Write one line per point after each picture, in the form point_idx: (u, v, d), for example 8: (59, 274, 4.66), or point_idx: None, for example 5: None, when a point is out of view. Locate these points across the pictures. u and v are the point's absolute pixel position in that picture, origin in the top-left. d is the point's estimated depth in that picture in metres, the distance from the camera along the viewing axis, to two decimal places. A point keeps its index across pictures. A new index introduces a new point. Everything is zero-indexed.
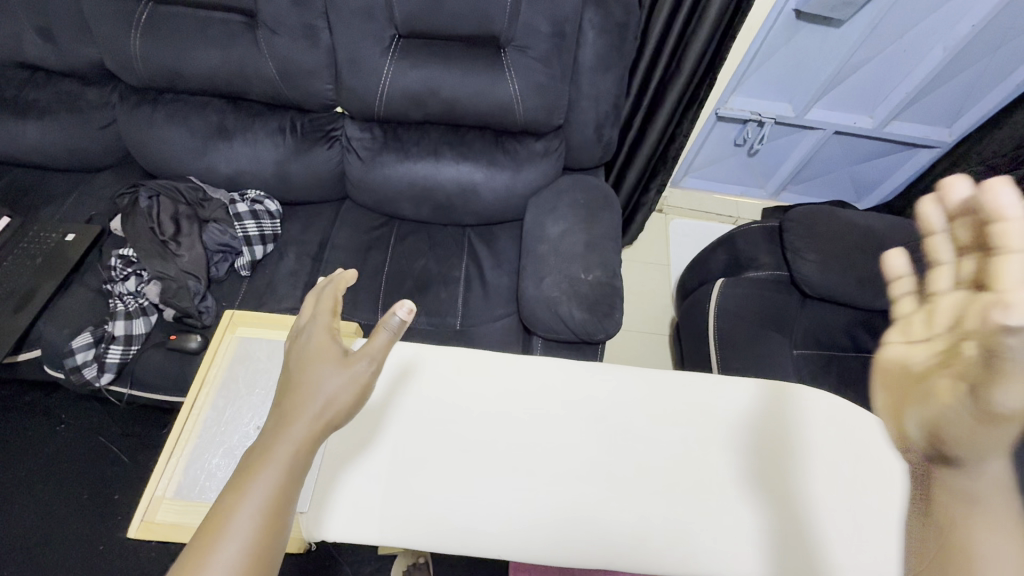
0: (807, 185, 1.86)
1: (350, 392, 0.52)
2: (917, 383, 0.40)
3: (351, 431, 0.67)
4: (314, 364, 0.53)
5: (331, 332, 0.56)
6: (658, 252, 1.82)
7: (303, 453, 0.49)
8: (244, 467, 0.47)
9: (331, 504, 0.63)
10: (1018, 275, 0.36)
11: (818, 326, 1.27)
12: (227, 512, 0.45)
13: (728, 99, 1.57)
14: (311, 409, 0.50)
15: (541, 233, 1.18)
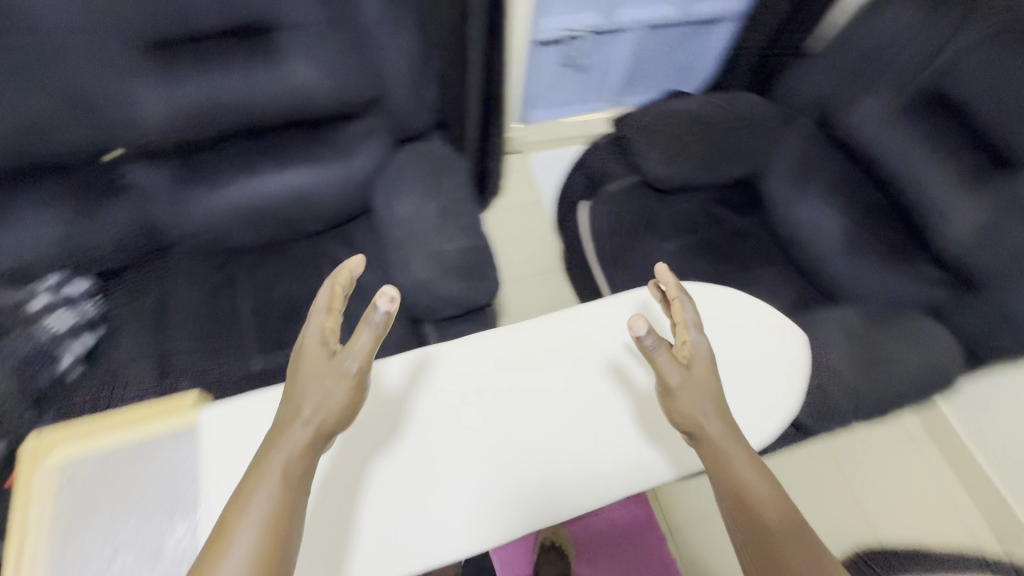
0: (641, 84, 1.92)
1: (340, 394, 0.58)
2: (670, 397, 0.64)
3: (368, 426, 0.75)
4: (309, 368, 0.58)
5: (323, 334, 0.60)
6: (528, 192, 1.82)
7: (299, 460, 0.56)
8: (237, 495, 0.53)
9: (335, 539, 0.69)
10: (685, 315, 0.68)
11: (682, 215, 1.33)
12: (230, 532, 0.51)
13: (539, 23, 1.54)
14: (306, 419, 0.57)
15: (392, 214, 1.10)
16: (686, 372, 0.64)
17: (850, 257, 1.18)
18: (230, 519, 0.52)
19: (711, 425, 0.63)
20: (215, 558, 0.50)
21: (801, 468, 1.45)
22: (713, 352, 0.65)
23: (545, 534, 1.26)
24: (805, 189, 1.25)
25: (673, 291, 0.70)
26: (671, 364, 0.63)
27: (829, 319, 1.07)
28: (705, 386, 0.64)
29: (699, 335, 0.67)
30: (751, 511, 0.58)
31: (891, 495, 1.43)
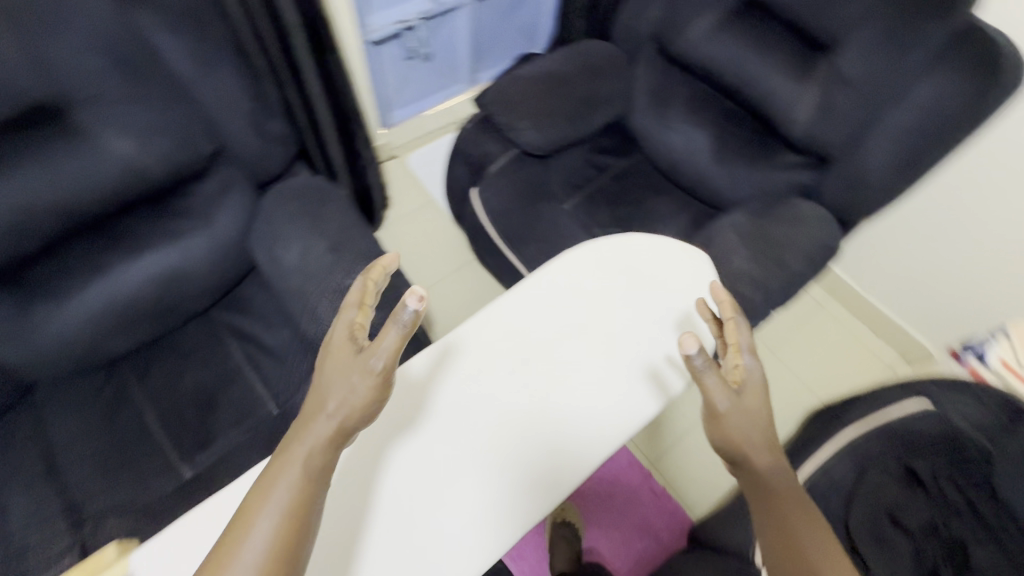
0: (491, 56, 1.90)
1: (369, 388, 0.66)
2: (720, 424, 0.72)
3: (392, 418, 0.79)
4: (337, 360, 0.67)
5: (352, 329, 0.69)
6: (416, 194, 1.76)
7: (321, 455, 0.65)
8: (263, 480, 0.63)
9: (354, 525, 0.72)
10: (742, 345, 0.76)
11: (568, 172, 1.35)
12: (256, 511, 0.60)
13: (367, 22, 1.47)
14: (328, 412, 0.66)
15: (279, 266, 1.02)
16: (734, 398, 0.72)
17: (724, 166, 1.25)
18: (258, 498, 0.61)
19: (755, 450, 0.71)
20: (244, 530, 0.59)
21: None
22: (763, 381, 0.73)
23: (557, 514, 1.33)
24: (667, 117, 1.31)
25: (729, 318, 0.78)
26: (722, 387, 0.72)
27: (724, 228, 1.15)
28: (752, 412, 0.73)
29: (751, 361, 0.75)
30: (787, 531, 0.68)
31: (818, 358, 1.60)
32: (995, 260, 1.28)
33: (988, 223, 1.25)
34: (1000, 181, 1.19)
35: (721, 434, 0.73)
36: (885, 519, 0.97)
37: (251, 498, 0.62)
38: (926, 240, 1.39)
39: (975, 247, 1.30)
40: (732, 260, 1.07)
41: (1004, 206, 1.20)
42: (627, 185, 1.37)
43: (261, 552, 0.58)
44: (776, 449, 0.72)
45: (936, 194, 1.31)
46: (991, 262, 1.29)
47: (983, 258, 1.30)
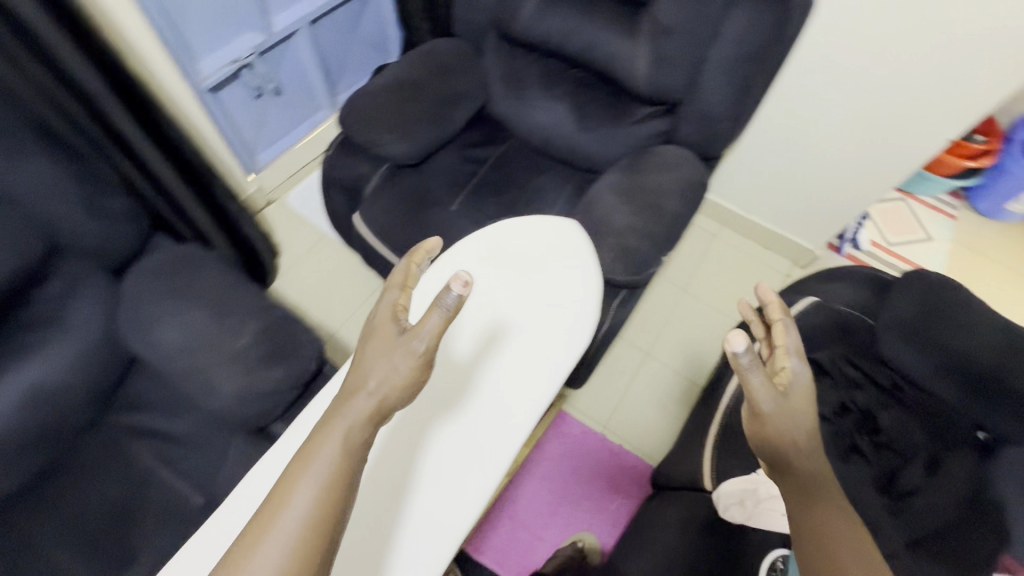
0: (346, 76, 1.85)
1: (408, 367, 0.70)
2: (767, 423, 0.71)
3: (436, 399, 0.89)
4: (381, 339, 0.72)
5: (395, 310, 0.74)
6: (304, 231, 1.69)
7: (359, 429, 0.69)
8: (301, 457, 0.66)
9: (390, 497, 0.83)
10: (789, 348, 0.74)
11: (447, 173, 1.35)
12: (292, 487, 0.64)
13: (197, 68, 1.38)
14: (366, 386, 0.70)
15: (157, 348, 0.93)
16: (781, 398, 0.70)
17: (589, 132, 1.30)
18: (296, 471, 0.65)
19: (799, 452, 0.71)
20: (281, 501, 0.63)
21: (660, 309, 1.67)
22: (811, 383, 0.72)
23: (574, 535, 1.32)
24: (525, 98, 1.34)
25: (776, 316, 0.75)
26: (769, 389, 0.69)
27: (603, 189, 1.20)
28: (799, 413, 0.71)
29: (800, 363, 0.73)
30: (825, 536, 0.67)
31: (722, 282, 1.73)
32: (838, 158, 1.43)
33: (823, 128, 1.39)
34: (822, 89, 1.32)
35: (767, 433, 0.72)
36: None
37: (289, 469, 0.66)
38: (780, 154, 1.52)
39: (820, 152, 1.45)
40: (616, 217, 1.11)
41: (832, 110, 1.34)
42: (507, 170, 1.39)
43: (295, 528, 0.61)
44: (813, 449, 0.72)
45: (777, 112, 1.44)
46: (835, 161, 1.44)
47: (828, 159, 1.45)
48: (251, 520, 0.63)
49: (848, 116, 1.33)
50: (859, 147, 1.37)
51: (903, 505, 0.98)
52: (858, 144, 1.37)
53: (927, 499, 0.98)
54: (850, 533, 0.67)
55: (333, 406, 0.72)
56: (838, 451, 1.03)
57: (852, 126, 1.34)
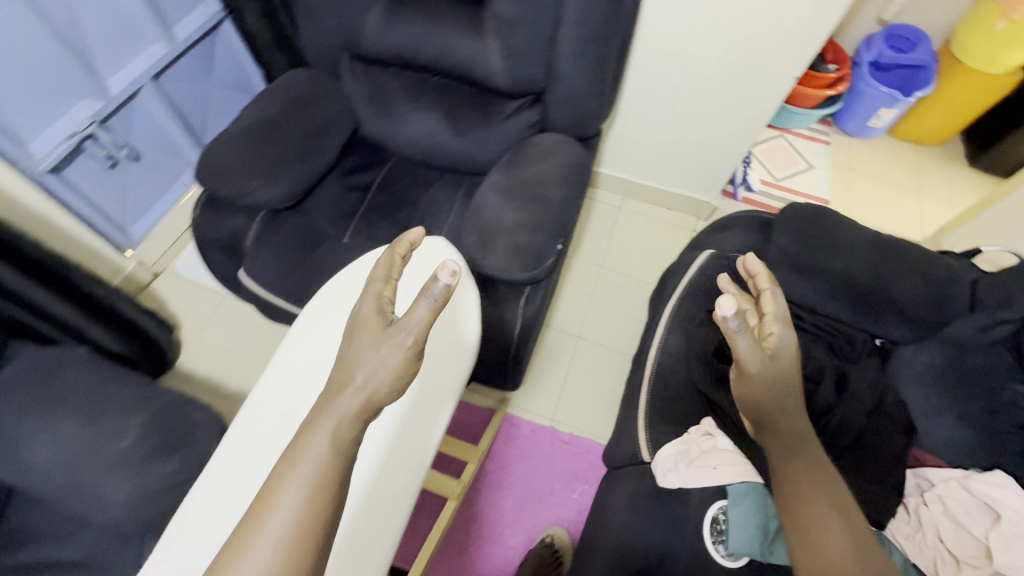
0: (212, 125, 1.74)
1: (396, 359, 0.68)
2: (753, 384, 0.72)
3: (440, 374, 0.98)
4: (367, 333, 0.70)
5: (379, 303, 0.73)
6: (200, 297, 1.58)
7: (352, 424, 0.67)
8: (299, 441, 0.66)
9: (391, 471, 0.91)
10: (779, 315, 0.74)
11: (331, 207, 1.30)
12: (294, 466, 0.65)
13: (29, 150, 1.25)
14: (354, 381, 0.68)
15: (34, 475, 0.86)
16: (767, 360, 0.71)
17: (464, 136, 1.28)
18: (297, 453, 0.65)
19: (781, 422, 0.75)
20: (284, 481, 0.64)
21: (583, 291, 1.69)
22: (795, 347, 0.72)
23: (545, 531, 1.33)
24: (393, 115, 1.31)
25: (762, 280, 0.76)
26: (760, 358, 0.70)
27: (488, 190, 1.18)
28: (784, 377, 0.73)
29: (786, 330, 0.73)
30: (814, 522, 0.69)
31: (635, 251, 1.78)
32: (707, 112, 1.49)
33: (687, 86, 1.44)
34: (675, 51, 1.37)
35: (753, 399, 0.74)
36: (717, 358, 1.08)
37: (290, 450, 0.66)
38: (656, 118, 1.57)
39: (690, 109, 1.50)
40: (504, 217, 1.10)
41: (690, 69, 1.40)
42: (394, 190, 1.35)
43: (297, 512, 0.62)
44: (796, 409, 0.75)
45: (642, 80, 1.48)
46: (706, 115, 1.50)
47: (700, 114, 1.51)
48: (249, 508, 0.63)
49: (705, 71, 1.38)
50: (722, 98, 1.44)
51: (824, 428, 0.98)
52: (721, 96, 1.43)
53: (843, 416, 0.98)
54: (836, 518, 0.69)
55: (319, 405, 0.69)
56: None
57: (711, 80, 1.40)
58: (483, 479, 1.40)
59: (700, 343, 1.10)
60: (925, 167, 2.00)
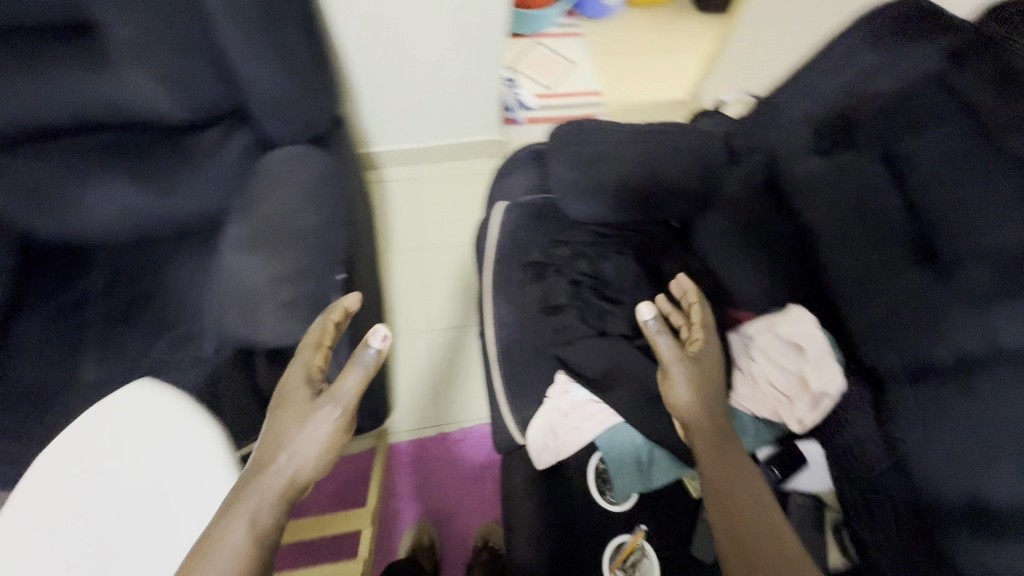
0: None
1: (326, 430, 0.76)
2: (670, 376, 0.85)
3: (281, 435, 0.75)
4: (297, 402, 0.77)
5: (308, 373, 0.80)
6: None
7: (273, 504, 0.71)
8: (213, 524, 0.68)
9: None
10: (705, 321, 0.90)
11: (50, 350, 0.99)
12: (208, 552, 0.65)
13: None
14: (288, 460, 0.73)
15: None
16: (684, 359, 0.85)
17: (177, 192, 1.03)
18: (210, 538, 0.66)
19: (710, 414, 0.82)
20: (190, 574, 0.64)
21: (410, 284, 1.56)
22: (716, 349, 0.88)
23: (478, 532, 1.30)
24: (72, 203, 1.01)
25: (693, 294, 0.94)
26: (677, 353, 0.85)
27: (232, 248, 0.97)
28: (709, 376, 0.85)
29: (709, 337, 0.89)
30: (721, 498, 0.75)
31: (450, 216, 1.67)
32: (443, 52, 1.38)
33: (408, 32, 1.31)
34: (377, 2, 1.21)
35: (675, 391, 0.85)
36: (543, 313, 1.07)
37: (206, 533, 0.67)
38: (398, 78, 1.42)
39: (425, 55, 1.38)
40: (264, 273, 0.93)
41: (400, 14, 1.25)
42: (124, 289, 1.06)
43: None
44: (722, 409, 0.83)
45: (360, 45, 1.31)
46: (444, 55, 1.39)
47: (437, 57, 1.39)
48: None
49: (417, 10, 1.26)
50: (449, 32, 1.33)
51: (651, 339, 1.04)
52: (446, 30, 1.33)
53: None
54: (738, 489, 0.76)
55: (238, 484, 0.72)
56: (586, 330, 1.04)
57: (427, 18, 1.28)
58: (397, 519, 1.30)
59: (524, 305, 1.08)
60: (665, 26, 2.10)
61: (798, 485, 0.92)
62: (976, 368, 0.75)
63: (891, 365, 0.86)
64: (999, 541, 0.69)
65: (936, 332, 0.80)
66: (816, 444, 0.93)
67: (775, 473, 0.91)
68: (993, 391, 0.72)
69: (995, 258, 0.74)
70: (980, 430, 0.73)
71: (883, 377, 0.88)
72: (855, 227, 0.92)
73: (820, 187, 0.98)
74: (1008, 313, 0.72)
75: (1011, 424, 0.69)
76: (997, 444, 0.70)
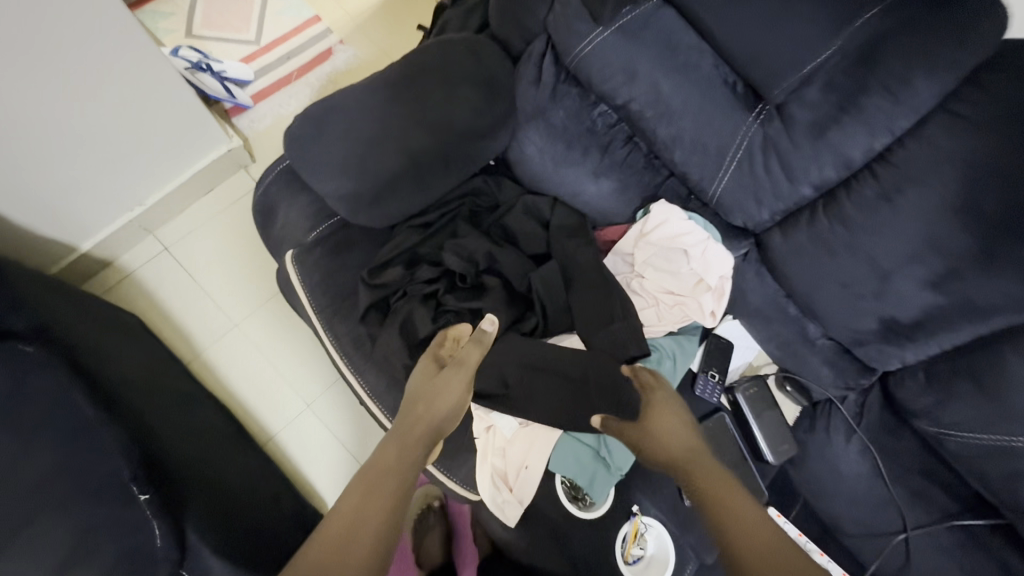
0: None
1: (457, 391, 0.77)
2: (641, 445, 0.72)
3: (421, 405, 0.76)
4: (426, 376, 0.78)
5: (435, 350, 0.81)
6: None
7: (411, 456, 0.72)
8: (369, 472, 0.69)
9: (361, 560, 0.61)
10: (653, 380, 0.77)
11: None
12: (364, 491, 0.66)
13: None
14: (431, 411, 0.75)
15: None
16: (641, 427, 0.73)
17: None
18: (368, 480, 0.68)
19: (692, 457, 0.68)
20: (348, 507, 0.65)
21: (252, 370, 1.25)
22: (674, 401, 0.74)
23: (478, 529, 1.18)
24: None
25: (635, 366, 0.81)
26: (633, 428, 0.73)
27: None
28: (678, 429, 0.71)
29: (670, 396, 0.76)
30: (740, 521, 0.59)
31: (243, 267, 1.30)
32: (44, 75, 0.91)
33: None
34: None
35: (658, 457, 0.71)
36: (416, 354, 0.86)
37: (360, 476, 0.69)
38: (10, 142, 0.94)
39: (19, 92, 0.90)
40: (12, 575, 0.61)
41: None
42: None
43: (360, 538, 0.62)
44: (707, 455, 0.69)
45: None
46: (49, 78, 0.92)
47: (42, 85, 0.92)
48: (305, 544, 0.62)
49: None
50: (25, 45, 0.86)
51: (540, 308, 0.88)
52: (16, 44, 0.85)
53: (542, 289, 0.87)
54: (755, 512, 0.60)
55: (387, 439, 0.74)
56: None
57: None
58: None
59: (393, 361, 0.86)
60: None
61: (732, 372, 0.90)
62: (834, 196, 0.73)
63: (761, 220, 0.81)
64: (912, 344, 0.72)
65: (789, 178, 0.75)
66: (732, 319, 0.91)
67: (716, 378, 0.86)
68: (860, 214, 0.70)
69: (818, 81, 0.68)
70: (863, 255, 0.71)
71: (758, 234, 0.85)
72: (678, 83, 0.78)
73: (618, 53, 0.80)
74: (847, 134, 0.68)
75: (884, 240, 0.69)
76: (890, 261, 0.69)
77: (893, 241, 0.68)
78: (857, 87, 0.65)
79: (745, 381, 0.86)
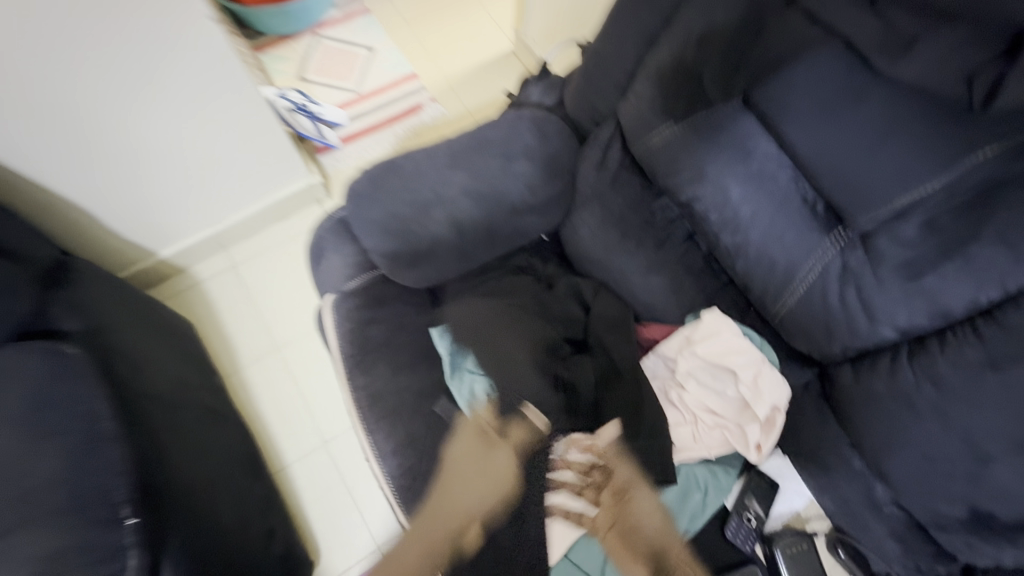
0: None
1: (504, 458, 0.78)
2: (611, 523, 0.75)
3: (463, 472, 0.79)
4: (469, 446, 0.80)
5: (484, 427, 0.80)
6: None
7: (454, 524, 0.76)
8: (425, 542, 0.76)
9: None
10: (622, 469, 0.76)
11: None
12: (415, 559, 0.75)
13: None
14: (474, 475, 0.78)
15: None
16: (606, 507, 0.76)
17: None
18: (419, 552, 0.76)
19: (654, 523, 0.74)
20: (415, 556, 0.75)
21: (281, 396, 1.26)
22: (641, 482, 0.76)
23: None
24: None
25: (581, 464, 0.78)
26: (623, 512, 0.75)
27: None
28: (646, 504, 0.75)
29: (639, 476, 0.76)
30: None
31: (294, 295, 1.36)
32: (170, 107, 1.03)
33: (86, 101, 0.94)
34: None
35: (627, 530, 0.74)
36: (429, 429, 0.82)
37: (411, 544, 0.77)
38: (125, 160, 1.06)
39: (145, 119, 1.02)
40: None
41: (50, 78, 0.88)
42: None
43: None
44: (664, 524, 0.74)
45: (47, 131, 0.93)
46: (173, 112, 1.04)
47: (166, 116, 1.04)
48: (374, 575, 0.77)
49: (109, 73, 0.92)
50: (160, 81, 0.98)
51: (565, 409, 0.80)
52: (153, 80, 0.97)
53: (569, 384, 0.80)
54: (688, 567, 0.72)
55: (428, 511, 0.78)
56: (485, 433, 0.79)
57: (127, 79, 0.94)
58: None
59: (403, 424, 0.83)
60: None
61: (772, 518, 0.78)
62: (923, 346, 0.63)
63: (831, 352, 0.71)
64: (1013, 548, 0.58)
65: (868, 316, 0.65)
66: (779, 456, 0.80)
67: (752, 524, 0.75)
68: (952, 376, 0.59)
69: (916, 218, 0.60)
70: (954, 425, 0.59)
71: (824, 366, 0.75)
72: (752, 191, 0.72)
73: (687, 151, 0.76)
74: (948, 282, 0.58)
75: (984, 414, 0.57)
76: (988, 441, 0.57)
77: (995, 418, 0.56)
78: (965, 232, 0.57)
79: (787, 534, 0.74)
